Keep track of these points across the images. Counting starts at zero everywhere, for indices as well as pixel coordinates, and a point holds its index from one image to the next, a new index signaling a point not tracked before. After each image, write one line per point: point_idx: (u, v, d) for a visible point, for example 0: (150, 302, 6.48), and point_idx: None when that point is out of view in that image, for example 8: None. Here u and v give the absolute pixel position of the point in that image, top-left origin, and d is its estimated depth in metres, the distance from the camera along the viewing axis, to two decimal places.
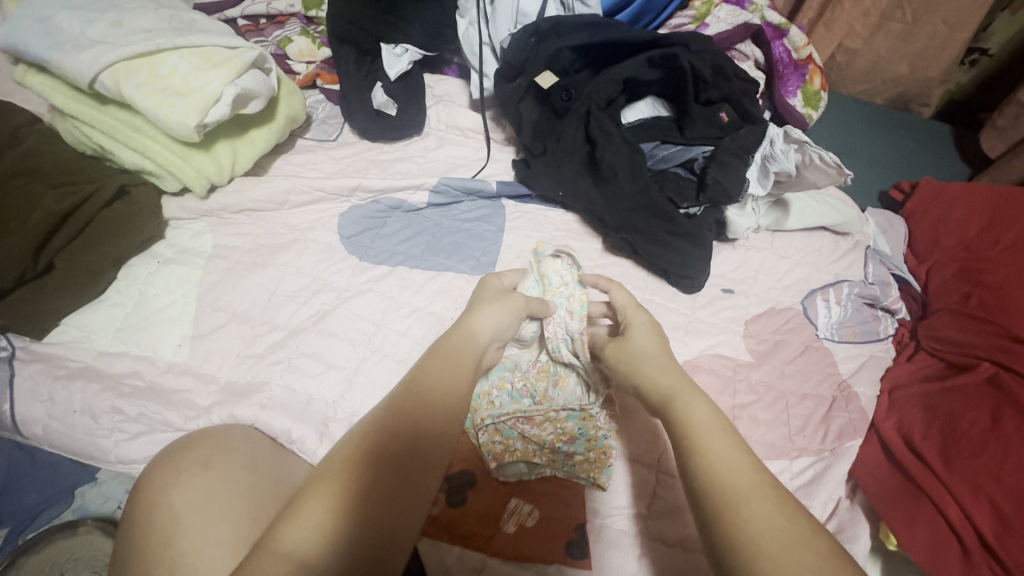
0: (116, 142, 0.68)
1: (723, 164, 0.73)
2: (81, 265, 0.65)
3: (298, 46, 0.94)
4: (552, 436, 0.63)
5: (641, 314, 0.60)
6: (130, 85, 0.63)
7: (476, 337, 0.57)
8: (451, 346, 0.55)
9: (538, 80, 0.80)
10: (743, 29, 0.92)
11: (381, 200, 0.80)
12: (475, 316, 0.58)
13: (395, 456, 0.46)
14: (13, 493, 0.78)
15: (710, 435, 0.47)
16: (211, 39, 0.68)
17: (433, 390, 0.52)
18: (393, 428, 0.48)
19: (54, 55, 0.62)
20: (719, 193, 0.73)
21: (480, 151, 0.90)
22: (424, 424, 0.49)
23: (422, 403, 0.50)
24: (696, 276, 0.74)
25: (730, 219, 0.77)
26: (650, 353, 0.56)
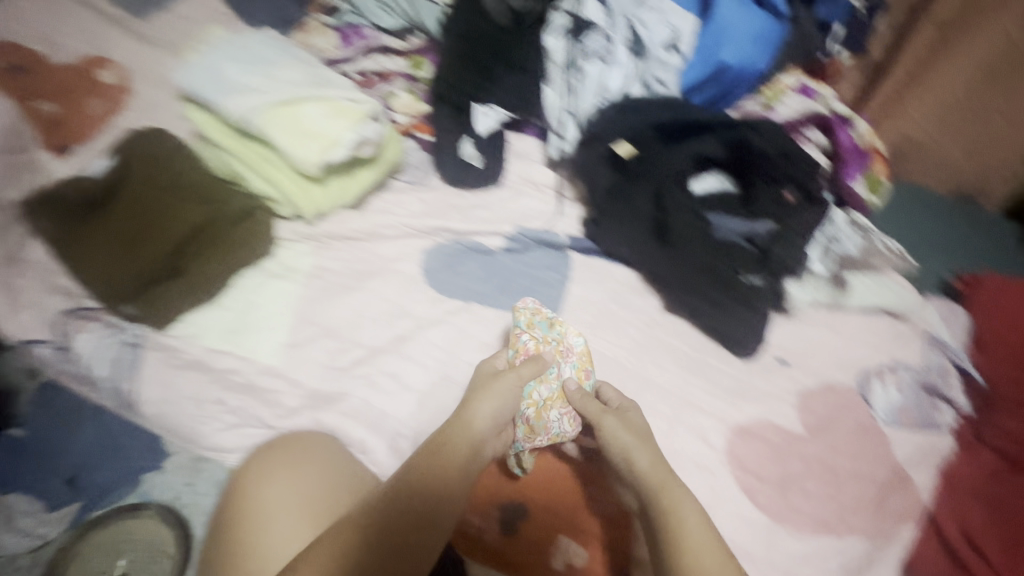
0: (251, 170, 0.80)
1: (787, 241, 0.80)
2: (207, 273, 0.75)
3: (402, 101, 1.06)
4: (547, 439, 0.69)
5: (612, 419, 0.66)
6: (274, 127, 0.73)
7: (470, 432, 0.63)
8: (450, 441, 0.61)
9: (615, 148, 0.85)
10: (812, 117, 0.98)
11: (462, 241, 0.87)
12: (470, 410, 0.64)
13: (376, 531, 0.52)
14: (90, 469, 0.85)
15: (697, 550, 0.55)
16: (341, 93, 0.79)
17: (428, 489, 0.57)
18: (381, 517, 0.53)
19: (219, 99, 0.73)
20: (781, 266, 0.80)
21: (552, 204, 0.99)
22: (405, 514, 0.54)
23: (428, 491, 0.57)
24: (748, 338, 0.78)
25: (789, 291, 0.82)
26: (637, 437, 0.65)
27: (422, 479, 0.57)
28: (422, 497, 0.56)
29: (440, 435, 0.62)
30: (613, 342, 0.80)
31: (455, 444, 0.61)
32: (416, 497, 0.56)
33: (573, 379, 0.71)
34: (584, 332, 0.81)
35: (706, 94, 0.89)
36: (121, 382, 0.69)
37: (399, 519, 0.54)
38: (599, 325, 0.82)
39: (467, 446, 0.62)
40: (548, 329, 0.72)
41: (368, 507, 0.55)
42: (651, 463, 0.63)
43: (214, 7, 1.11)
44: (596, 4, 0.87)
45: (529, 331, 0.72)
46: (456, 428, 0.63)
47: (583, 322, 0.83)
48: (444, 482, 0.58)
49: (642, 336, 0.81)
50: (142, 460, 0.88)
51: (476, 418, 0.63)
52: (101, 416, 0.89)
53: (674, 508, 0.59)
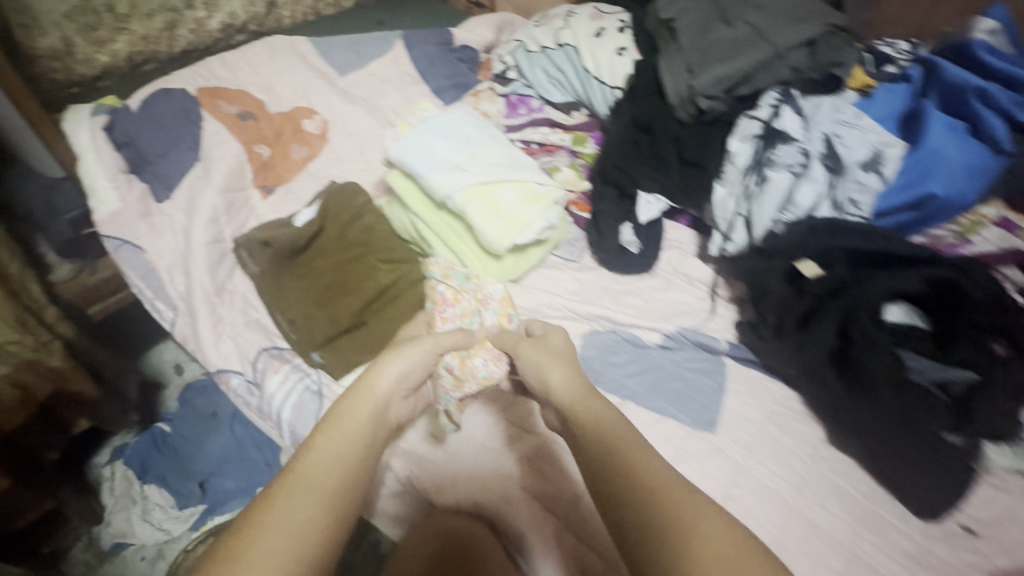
0: (438, 239, 0.83)
1: (994, 399, 0.71)
2: (387, 331, 0.78)
3: (564, 175, 1.09)
4: (474, 386, 0.74)
5: (558, 368, 0.63)
6: (473, 206, 0.77)
7: (376, 396, 0.58)
8: (358, 411, 0.55)
9: (799, 265, 0.82)
10: (1014, 254, 0.87)
11: (619, 332, 0.87)
12: (373, 373, 0.60)
13: (325, 507, 0.45)
14: (220, 475, 1.09)
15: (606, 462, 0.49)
16: (533, 176, 0.81)
17: (346, 454, 0.50)
18: (313, 488, 0.46)
19: (428, 174, 0.78)
20: (983, 426, 0.72)
21: (704, 302, 0.97)
22: (333, 484, 0.47)
23: (341, 465, 0.49)
24: (939, 503, 0.71)
25: (984, 451, 0.74)
26: (566, 378, 0.61)
27: (347, 446, 0.51)
28: (339, 465, 0.49)
29: (339, 404, 0.56)
30: (772, 470, 0.76)
31: (356, 401, 0.56)
32: (334, 475, 0.48)
33: (493, 323, 0.76)
34: (741, 452, 0.77)
35: (904, 218, 0.83)
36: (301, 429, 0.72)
37: (332, 488, 0.46)
38: (756, 447, 0.77)
39: (369, 411, 0.56)
40: (467, 277, 0.79)
41: (290, 478, 0.47)
42: (637, 439, 0.50)
43: (404, 69, 1.21)
44: (794, 116, 0.86)
45: (446, 282, 0.78)
46: (350, 399, 0.56)
47: (740, 441, 0.78)
48: (345, 438, 0.52)
49: (806, 470, 0.76)
50: (262, 475, 1.09)
51: (381, 380, 0.59)
52: (234, 430, 1.14)
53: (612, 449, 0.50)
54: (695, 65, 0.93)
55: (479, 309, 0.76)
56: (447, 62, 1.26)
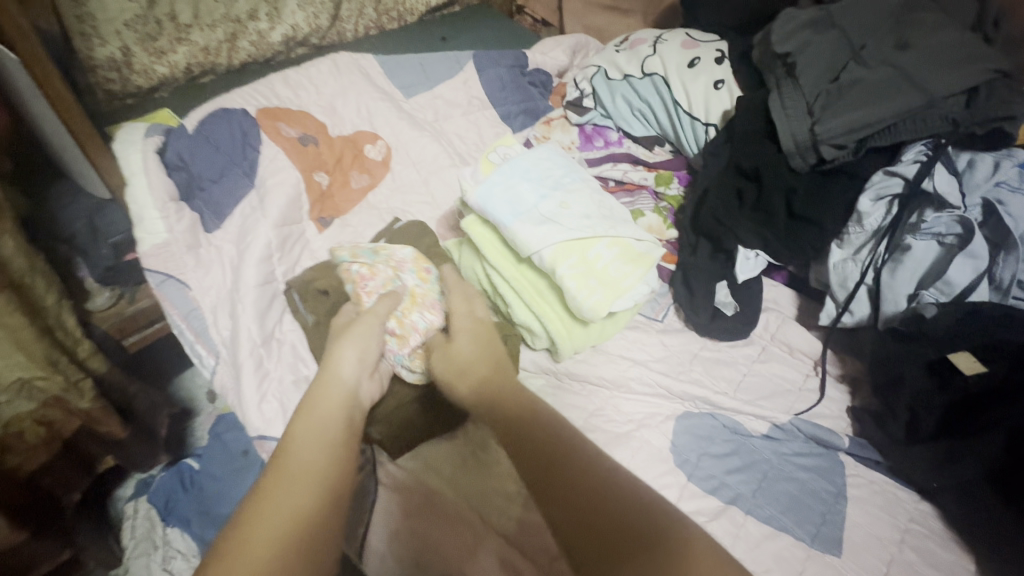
0: (517, 297, 0.71)
1: None
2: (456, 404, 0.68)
3: (647, 220, 0.96)
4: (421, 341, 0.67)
5: (462, 335, 0.65)
6: (564, 265, 0.65)
7: (339, 379, 0.57)
8: (319, 392, 0.54)
9: (953, 360, 0.68)
10: None
11: (717, 417, 0.74)
12: (332, 358, 0.59)
13: (317, 494, 0.45)
14: None
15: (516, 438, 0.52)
16: (631, 230, 0.70)
17: (323, 434, 0.50)
18: (296, 471, 0.46)
19: (514, 225, 0.67)
20: None
21: (810, 379, 0.83)
22: (320, 465, 0.47)
23: (323, 445, 0.49)
24: None
25: None
26: (492, 359, 0.62)
27: (324, 428, 0.50)
28: (328, 453, 0.48)
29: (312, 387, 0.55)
30: None
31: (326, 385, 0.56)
32: (320, 459, 0.47)
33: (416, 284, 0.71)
34: None
35: None
36: None
37: (322, 472, 0.46)
38: None
39: (342, 398, 0.55)
40: (374, 253, 0.73)
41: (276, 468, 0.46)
42: (594, 449, 0.50)
43: (473, 93, 1.12)
44: (947, 175, 0.73)
45: (357, 261, 0.71)
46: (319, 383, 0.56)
47: (874, 570, 0.63)
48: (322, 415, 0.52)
49: None
50: None
51: (344, 364, 0.59)
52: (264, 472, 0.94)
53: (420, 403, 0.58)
54: (818, 108, 0.81)
55: (403, 274, 0.71)
56: (518, 87, 1.16)
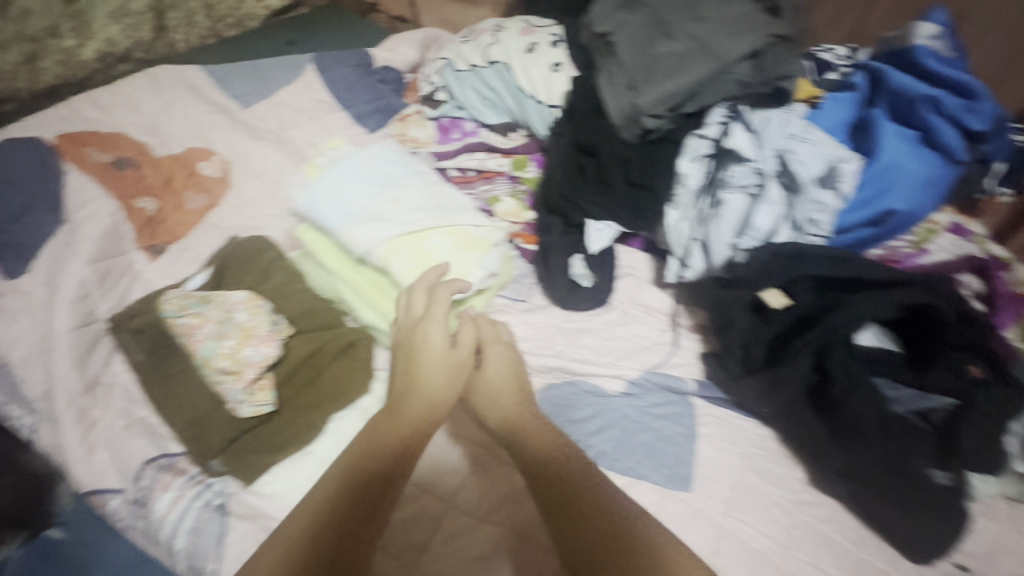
0: (361, 300, 0.72)
1: (983, 432, 0.65)
2: (304, 416, 0.66)
3: (505, 206, 0.99)
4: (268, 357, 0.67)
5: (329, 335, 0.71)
6: (397, 262, 0.66)
7: (436, 407, 0.60)
8: (405, 411, 0.59)
9: (764, 296, 0.75)
10: (969, 261, 0.86)
11: (578, 383, 0.78)
12: (418, 373, 0.61)
13: (343, 506, 0.51)
14: None
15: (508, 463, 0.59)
16: (466, 219, 0.71)
17: (380, 464, 0.55)
18: (340, 489, 0.53)
19: (341, 227, 0.66)
20: (976, 463, 0.65)
21: (666, 333, 0.89)
22: (355, 487, 0.53)
23: (363, 466, 0.55)
24: (938, 546, 0.64)
25: (973, 485, 0.68)
26: (505, 387, 0.67)
27: (374, 454, 0.56)
28: (363, 475, 0.54)
29: (389, 411, 0.60)
30: (757, 528, 0.68)
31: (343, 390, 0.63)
32: (366, 478, 0.53)
33: (256, 317, 0.70)
34: (720, 509, 0.69)
35: (861, 236, 0.78)
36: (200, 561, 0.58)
37: (359, 489, 0.53)
38: (737, 502, 0.70)
39: (419, 422, 0.59)
40: (203, 300, 0.71)
41: (320, 491, 0.53)
42: (583, 472, 0.57)
43: (318, 96, 1.09)
44: (744, 133, 0.80)
45: (185, 315, 0.69)
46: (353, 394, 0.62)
47: (718, 496, 0.70)
48: (389, 429, 0.57)
49: (791, 522, 0.68)
50: None
51: (427, 379, 0.61)
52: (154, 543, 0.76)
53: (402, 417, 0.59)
54: (639, 81, 0.84)
55: (243, 306, 0.70)
56: (367, 86, 1.14)
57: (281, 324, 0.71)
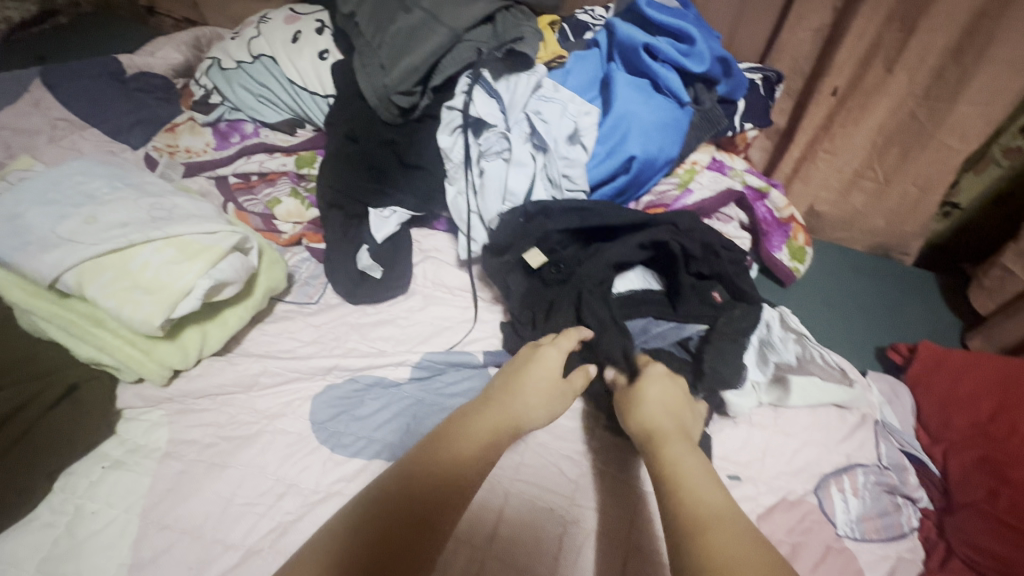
0: (71, 336, 0.62)
1: (721, 350, 0.69)
2: (11, 481, 0.57)
3: (285, 207, 0.93)
4: None
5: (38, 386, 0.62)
6: (95, 286, 0.59)
7: (522, 419, 0.56)
8: (500, 414, 0.55)
9: (525, 256, 0.76)
10: (727, 195, 0.92)
11: (360, 378, 0.74)
12: (516, 386, 0.59)
13: (370, 539, 0.42)
14: None
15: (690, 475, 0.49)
16: (189, 227, 0.65)
17: (435, 482, 0.46)
18: (369, 515, 0.43)
19: (15, 258, 0.58)
20: (719, 381, 0.68)
21: (468, 310, 0.86)
22: (383, 519, 0.43)
23: (408, 482, 0.46)
24: None
25: (729, 399, 0.74)
26: (552, 389, 0.60)
27: (419, 473, 0.47)
28: (400, 495, 0.45)
29: (451, 424, 0.53)
30: (541, 486, 0.66)
31: (491, 409, 0.55)
32: (415, 495, 0.45)
33: None
34: (509, 476, 0.66)
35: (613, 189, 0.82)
36: None
37: (394, 513, 0.44)
38: (527, 463, 0.68)
39: (498, 429, 0.54)
40: None
41: (332, 525, 0.43)
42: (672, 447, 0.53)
43: (54, 115, 0.97)
44: (487, 100, 0.80)
45: None
46: (459, 430, 0.52)
47: (508, 463, 0.67)
48: (456, 456, 0.49)
49: (581, 472, 0.68)
50: None
51: (533, 394, 0.58)
52: None
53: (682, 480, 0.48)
54: (385, 60, 0.82)
55: None
56: (121, 97, 1.02)
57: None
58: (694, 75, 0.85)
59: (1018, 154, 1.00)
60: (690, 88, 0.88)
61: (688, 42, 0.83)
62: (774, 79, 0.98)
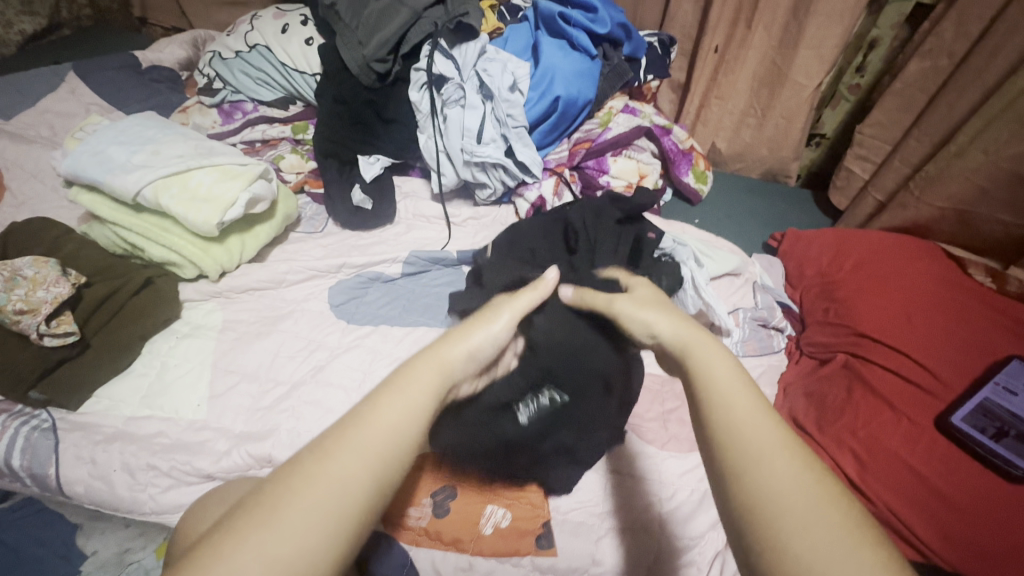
0: (148, 240, 0.85)
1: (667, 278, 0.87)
2: (115, 343, 0.78)
3: (289, 161, 1.14)
4: (51, 302, 0.75)
5: (124, 279, 0.83)
6: (166, 196, 0.80)
7: (453, 366, 0.51)
8: (432, 361, 0.50)
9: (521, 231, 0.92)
10: (637, 130, 1.17)
11: (364, 274, 0.97)
12: (452, 342, 0.53)
13: (322, 509, 0.39)
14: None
15: (762, 428, 0.41)
16: (230, 159, 0.87)
17: (379, 443, 0.43)
18: (323, 486, 0.40)
19: (106, 177, 0.80)
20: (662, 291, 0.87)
21: (444, 232, 1.07)
22: (333, 495, 0.40)
23: (354, 445, 0.42)
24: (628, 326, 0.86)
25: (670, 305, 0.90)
26: (477, 321, 0.56)
27: (363, 437, 0.43)
28: (339, 470, 0.41)
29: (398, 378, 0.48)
30: None
31: (423, 367, 0.49)
32: (369, 457, 0.42)
33: (38, 272, 0.76)
34: None
35: (545, 129, 1.10)
36: (42, 468, 0.70)
37: (343, 488, 0.40)
38: None
39: (444, 372, 0.50)
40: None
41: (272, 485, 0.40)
42: (744, 390, 0.45)
43: (87, 100, 1.17)
44: (445, 61, 1.05)
45: None
46: (393, 392, 0.46)
47: None
48: (394, 420, 0.44)
49: None
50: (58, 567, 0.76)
51: (469, 341, 0.53)
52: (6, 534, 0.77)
53: (732, 403, 0.43)
54: (364, 37, 1.06)
55: (26, 265, 0.77)
56: (140, 86, 1.23)
57: (71, 274, 0.80)
58: (602, 37, 1.14)
59: (858, 90, 1.29)
60: (601, 48, 1.16)
61: (593, 11, 1.12)
62: (667, 42, 1.26)
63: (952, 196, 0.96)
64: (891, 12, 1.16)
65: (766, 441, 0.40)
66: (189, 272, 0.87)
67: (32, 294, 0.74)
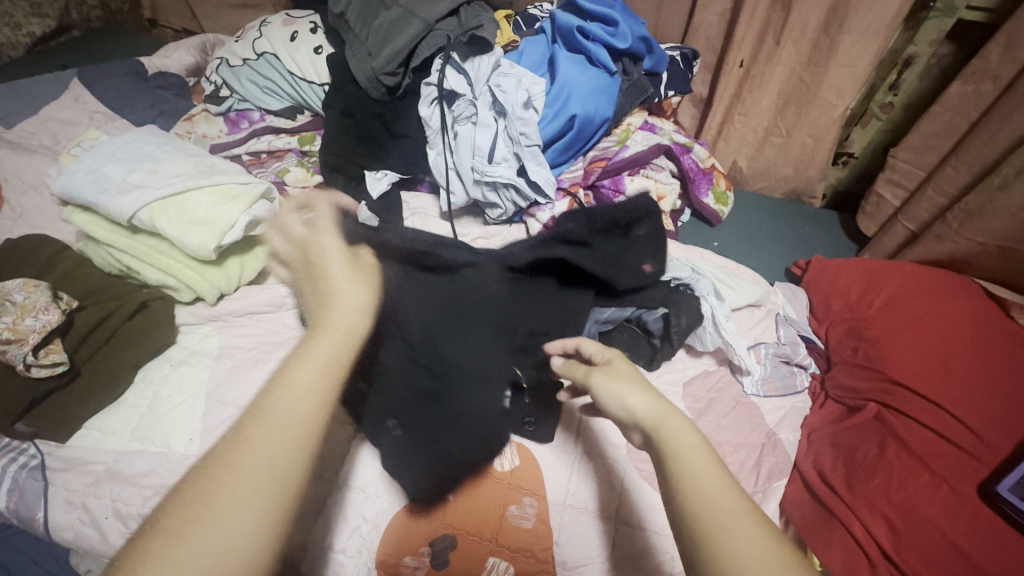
0: (143, 263, 0.82)
1: (682, 322, 0.83)
2: (106, 372, 0.75)
3: (294, 174, 1.11)
4: (38, 326, 0.72)
5: (118, 303, 0.80)
6: (163, 219, 0.77)
7: (350, 318, 0.56)
8: (330, 319, 0.55)
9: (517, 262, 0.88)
10: (657, 148, 1.12)
11: None
12: (335, 295, 0.58)
13: (255, 472, 0.44)
14: None
15: (710, 483, 0.47)
16: (230, 178, 0.83)
17: (291, 409, 0.48)
18: (266, 450, 0.46)
19: (101, 199, 0.77)
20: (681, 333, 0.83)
21: None
22: (269, 454, 0.45)
23: (274, 414, 0.47)
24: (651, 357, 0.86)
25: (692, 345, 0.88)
26: (357, 280, 0.61)
27: (278, 408, 0.48)
28: (266, 436, 0.46)
29: (301, 350, 0.53)
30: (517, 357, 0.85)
31: (326, 330, 0.54)
32: (291, 420, 0.47)
33: (27, 296, 0.74)
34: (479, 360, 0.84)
35: (560, 148, 1.05)
36: (30, 511, 0.68)
37: (285, 442, 0.46)
38: None
39: (338, 322, 0.55)
40: None
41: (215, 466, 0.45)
42: (700, 452, 0.49)
43: (91, 108, 1.14)
44: (457, 75, 1.00)
45: None
46: (302, 366, 0.51)
47: None
48: (294, 387, 0.49)
49: None
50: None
51: (348, 289, 0.59)
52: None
53: (697, 474, 0.47)
54: (373, 50, 1.02)
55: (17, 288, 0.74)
56: (145, 93, 1.20)
57: (63, 299, 0.77)
58: (622, 51, 1.09)
59: (891, 109, 1.22)
60: (620, 63, 1.11)
61: (613, 25, 1.07)
62: (690, 56, 1.20)
63: (995, 232, 0.90)
64: (928, 29, 1.09)
65: (732, 507, 0.45)
66: (188, 298, 0.84)
67: (19, 319, 0.71)
